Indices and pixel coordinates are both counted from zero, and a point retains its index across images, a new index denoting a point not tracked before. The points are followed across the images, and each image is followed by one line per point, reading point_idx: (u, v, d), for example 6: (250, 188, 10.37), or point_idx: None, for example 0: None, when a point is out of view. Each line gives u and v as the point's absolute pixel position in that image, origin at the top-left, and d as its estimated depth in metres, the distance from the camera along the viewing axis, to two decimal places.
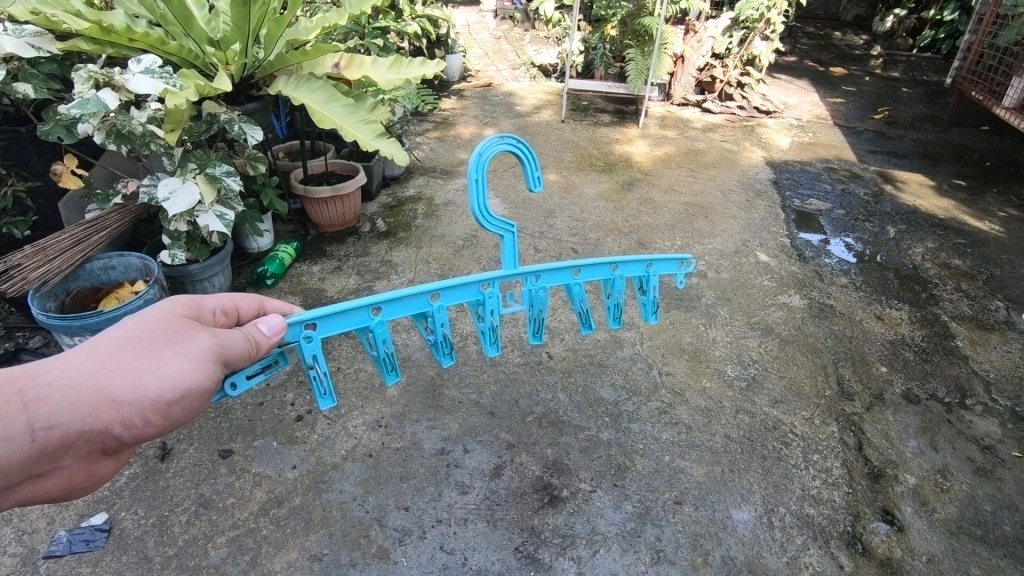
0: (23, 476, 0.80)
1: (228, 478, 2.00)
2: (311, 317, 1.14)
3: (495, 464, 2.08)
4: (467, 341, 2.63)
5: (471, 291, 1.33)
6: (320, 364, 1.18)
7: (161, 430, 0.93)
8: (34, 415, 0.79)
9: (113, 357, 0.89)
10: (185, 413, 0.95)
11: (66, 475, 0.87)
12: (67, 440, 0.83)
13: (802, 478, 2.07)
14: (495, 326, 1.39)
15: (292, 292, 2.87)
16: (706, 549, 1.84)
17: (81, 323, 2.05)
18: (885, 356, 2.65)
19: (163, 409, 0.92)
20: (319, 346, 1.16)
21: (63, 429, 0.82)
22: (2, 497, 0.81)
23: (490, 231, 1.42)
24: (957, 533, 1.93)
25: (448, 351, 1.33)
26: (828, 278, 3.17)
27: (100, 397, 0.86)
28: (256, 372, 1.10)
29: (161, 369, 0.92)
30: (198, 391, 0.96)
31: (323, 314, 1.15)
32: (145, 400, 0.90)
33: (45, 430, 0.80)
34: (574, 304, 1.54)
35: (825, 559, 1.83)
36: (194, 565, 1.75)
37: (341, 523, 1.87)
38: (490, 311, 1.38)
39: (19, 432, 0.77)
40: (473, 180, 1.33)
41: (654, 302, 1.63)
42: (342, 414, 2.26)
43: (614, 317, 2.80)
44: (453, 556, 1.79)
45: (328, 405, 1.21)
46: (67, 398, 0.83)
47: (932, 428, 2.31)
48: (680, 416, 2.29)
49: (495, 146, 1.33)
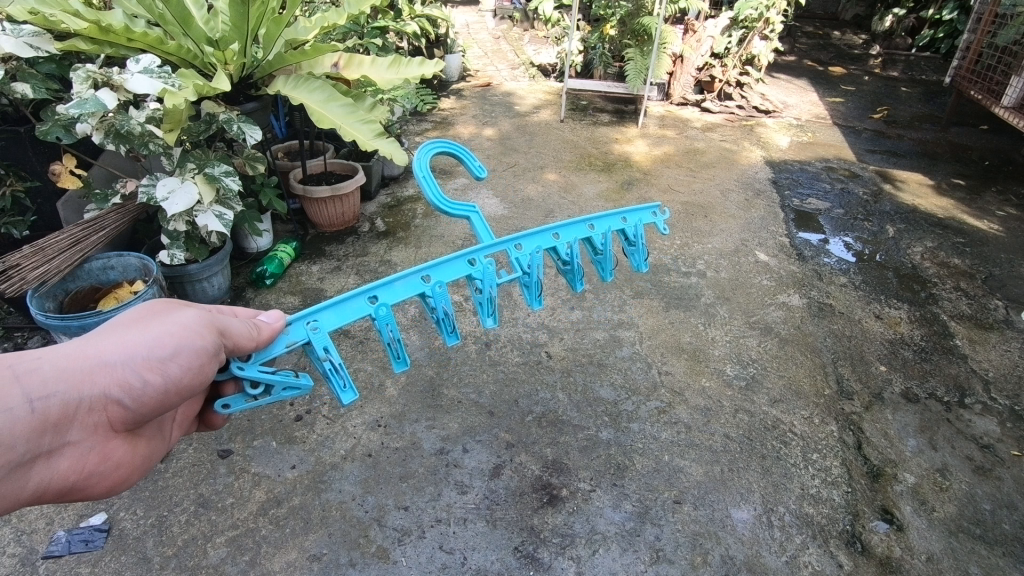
0: (35, 443, 0.94)
1: (227, 478, 2.00)
2: (310, 311, 1.15)
3: (495, 463, 2.08)
4: (467, 340, 2.63)
5: (459, 266, 1.33)
6: (332, 356, 1.13)
7: (161, 388, 1.04)
8: (30, 387, 0.92)
9: (106, 332, 1.02)
10: (182, 369, 1.04)
11: (81, 442, 1.01)
12: (68, 406, 0.96)
13: (801, 477, 2.07)
14: (496, 295, 1.34)
15: (292, 291, 2.87)
16: (705, 548, 1.84)
17: (81, 324, 2.05)
18: (885, 355, 2.65)
19: (157, 367, 1.02)
20: (328, 336, 1.13)
21: (59, 396, 0.95)
22: (25, 467, 0.95)
23: (457, 216, 1.59)
24: (956, 532, 1.93)
25: (451, 327, 1.28)
26: (827, 277, 3.17)
27: (94, 364, 0.98)
28: (270, 369, 1.11)
29: (149, 334, 1.03)
30: (189, 348, 1.04)
31: (320, 307, 1.16)
32: (136, 360, 1.01)
33: (41, 399, 0.93)
34: (570, 264, 1.54)
35: (824, 558, 1.83)
36: (194, 565, 1.75)
37: (340, 523, 1.87)
38: (486, 282, 1.34)
39: (18, 402, 0.90)
40: (422, 175, 1.55)
41: (641, 250, 1.64)
42: (341, 414, 2.25)
43: (613, 317, 2.80)
44: (452, 556, 1.79)
45: (350, 399, 1.13)
46: (60, 368, 0.95)
47: (931, 427, 2.31)
48: (680, 416, 2.29)
49: (432, 147, 1.59)
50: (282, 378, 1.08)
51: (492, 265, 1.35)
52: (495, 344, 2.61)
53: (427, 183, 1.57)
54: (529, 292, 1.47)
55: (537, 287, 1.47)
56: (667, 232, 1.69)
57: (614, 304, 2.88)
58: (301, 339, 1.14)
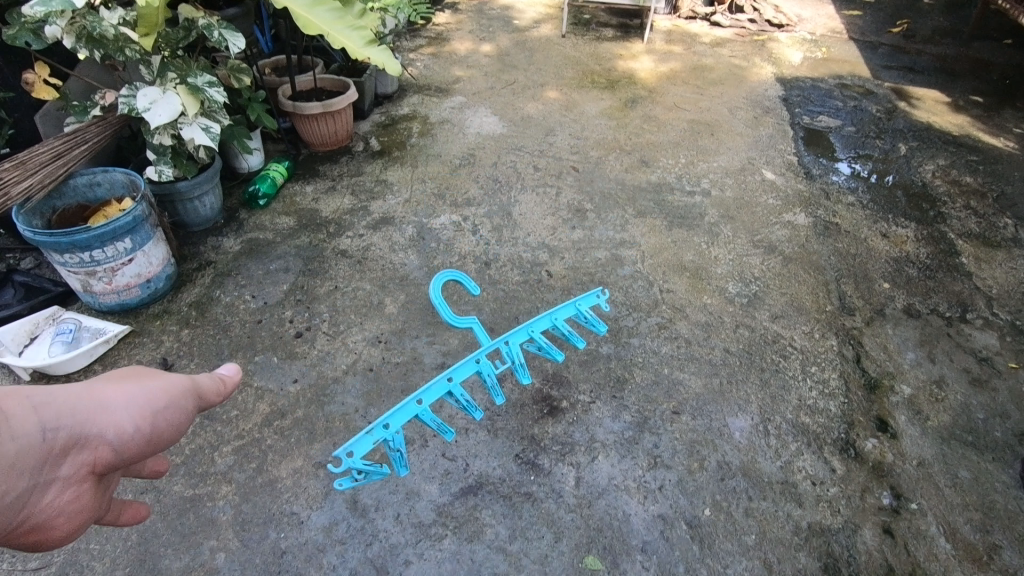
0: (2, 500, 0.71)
1: (231, 391, 2.03)
2: (384, 417, 1.30)
3: (496, 377, 2.10)
4: (465, 260, 2.59)
5: (469, 364, 1.51)
6: (401, 445, 1.33)
7: (140, 447, 0.85)
8: (41, 415, 0.74)
9: (108, 368, 0.86)
10: (168, 426, 0.87)
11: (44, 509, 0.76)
12: (57, 451, 0.76)
13: (799, 388, 2.09)
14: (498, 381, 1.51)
15: (287, 212, 2.82)
16: (702, 455, 1.88)
17: (70, 241, 2.01)
18: (889, 272, 2.62)
19: (149, 417, 0.85)
20: (400, 431, 1.32)
21: (64, 432, 0.76)
22: None
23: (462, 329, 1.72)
24: (948, 439, 1.96)
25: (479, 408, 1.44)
26: (835, 196, 3.09)
27: (94, 406, 0.80)
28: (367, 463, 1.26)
29: (154, 377, 0.87)
30: (192, 396, 0.89)
31: (389, 412, 1.32)
32: (136, 407, 0.84)
33: (43, 428, 0.74)
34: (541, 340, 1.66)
35: (817, 462, 1.87)
36: (203, 471, 1.80)
37: (344, 432, 1.91)
38: (489, 371, 1.52)
39: (30, 431, 0.73)
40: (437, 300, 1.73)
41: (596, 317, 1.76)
42: (341, 331, 2.25)
43: (615, 236, 2.74)
44: (454, 463, 1.84)
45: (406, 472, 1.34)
46: (67, 396, 0.78)
47: (931, 341, 2.31)
48: (680, 331, 2.29)
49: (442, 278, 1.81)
50: (373, 469, 1.26)
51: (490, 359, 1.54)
52: (495, 263, 2.58)
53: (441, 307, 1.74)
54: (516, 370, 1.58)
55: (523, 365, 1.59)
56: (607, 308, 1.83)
57: (615, 223, 2.82)
58: (373, 440, 1.28)
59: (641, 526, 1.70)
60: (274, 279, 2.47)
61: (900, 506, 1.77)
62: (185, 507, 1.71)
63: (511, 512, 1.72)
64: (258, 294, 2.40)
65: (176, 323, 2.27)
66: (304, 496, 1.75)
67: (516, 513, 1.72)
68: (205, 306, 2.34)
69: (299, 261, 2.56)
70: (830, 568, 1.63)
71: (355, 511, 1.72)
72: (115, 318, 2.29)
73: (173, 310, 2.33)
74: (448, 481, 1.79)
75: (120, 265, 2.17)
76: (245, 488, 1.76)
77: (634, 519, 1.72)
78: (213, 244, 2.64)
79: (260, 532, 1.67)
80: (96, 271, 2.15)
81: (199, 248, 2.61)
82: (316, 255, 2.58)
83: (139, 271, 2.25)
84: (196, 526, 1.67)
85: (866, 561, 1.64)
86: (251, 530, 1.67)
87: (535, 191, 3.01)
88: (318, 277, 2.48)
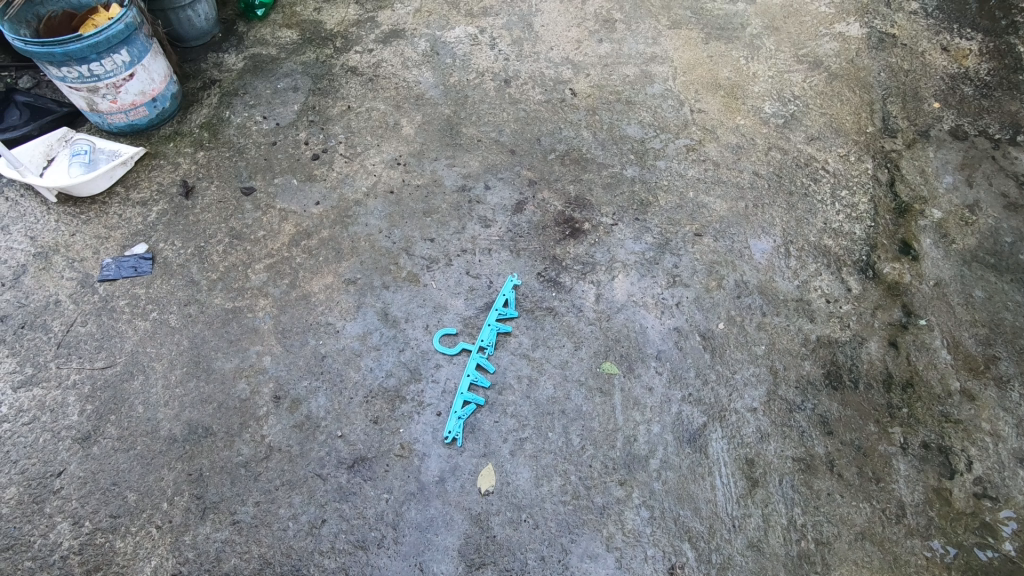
0: None
1: (256, 213, 2.04)
2: (448, 423, 1.65)
3: (517, 200, 2.07)
4: (483, 78, 2.42)
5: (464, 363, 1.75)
6: (465, 405, 1.67)
7: None
8: None
9: None
10: None
11: None
12: None
13: (826, 212, 2.05)
14: (485, 359, 1.74)
15: (288, 25, 2.61)
16: (721, 275, 1.91)
17: (64, 51, 1.88)
18: (942, 91, 2.36)
19: None
20: (461, 415, 1.66)
21: None
22: None
23: (458, 331, 1.81)
24: (970, 262, 1.93)
25: (484, 385, 1.71)
26: (897, 1, 2.68)
27: None
28: (460, 423, 1.65)
29: None
30: None
31: (450, 416, 1.66)
32: None
33: None
34: (496, 313, 1.82)
35: (834, 282, 1.90)
36: (239, 286, 1.89)
37: (370, 252, 1.95)
38: (477, 361, 1.74)
39: None
40: (435, 343, 1.79)
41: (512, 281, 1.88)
42: (358, 153, 2.19)
43: (645, 50, 2.51)
44: (479, 280, 1.90)
45: (484, 403, 1.69)
46: None
47: (972, 165, 2.14)
48: (709, 153, 2.20)
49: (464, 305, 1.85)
50: (463, 420, 1.65)
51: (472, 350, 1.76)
52: (514, 81, 2.41)
53: (440, 346, 1.78)
54: (509, 310, 1.83)
55: (496, 335, 1.79)
56: (519, 275, 1.91)
57: (646, 35, 2.57)
58: (459, 428, 1.64)
59: (657, 337, 1.80)
60: (283, 98, 2.36)
61: (908, 322, 1.81)
62: (228, 318, 1.83)
63: (503, 316, 1.83)
64: (269, 114, 2.31)
65: (190, 144, 2.23)
66: (337, 308, 1.85)
67: (507, 317, 1.83)
68: (217, 128, 2.27)
69: (308, 79, 2.42)
70: (832, 374, 1.73)
71: (386, 322, 1.82)
72: (128, 140, 2.25)
73: (184, 131, 2.26)
74: (473, 296, 1.87)
75: (121, 80, 2.06)
76: (281, 301, 1.86)
77: (650, 331, 1.81)
78: (215, 61, 2.48)
79: (300, 339, 1.79)
80: (98, 89, 2.05)
81: (200, 66, 2.47)
82: (325, 73, 2.43)
83: (142, 88, 2.14)
84: (240, 333, 1.80)
85: (867, 368, 1.74)
86: (291, 337, 1.80)
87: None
88: (329, 97, 2.36)
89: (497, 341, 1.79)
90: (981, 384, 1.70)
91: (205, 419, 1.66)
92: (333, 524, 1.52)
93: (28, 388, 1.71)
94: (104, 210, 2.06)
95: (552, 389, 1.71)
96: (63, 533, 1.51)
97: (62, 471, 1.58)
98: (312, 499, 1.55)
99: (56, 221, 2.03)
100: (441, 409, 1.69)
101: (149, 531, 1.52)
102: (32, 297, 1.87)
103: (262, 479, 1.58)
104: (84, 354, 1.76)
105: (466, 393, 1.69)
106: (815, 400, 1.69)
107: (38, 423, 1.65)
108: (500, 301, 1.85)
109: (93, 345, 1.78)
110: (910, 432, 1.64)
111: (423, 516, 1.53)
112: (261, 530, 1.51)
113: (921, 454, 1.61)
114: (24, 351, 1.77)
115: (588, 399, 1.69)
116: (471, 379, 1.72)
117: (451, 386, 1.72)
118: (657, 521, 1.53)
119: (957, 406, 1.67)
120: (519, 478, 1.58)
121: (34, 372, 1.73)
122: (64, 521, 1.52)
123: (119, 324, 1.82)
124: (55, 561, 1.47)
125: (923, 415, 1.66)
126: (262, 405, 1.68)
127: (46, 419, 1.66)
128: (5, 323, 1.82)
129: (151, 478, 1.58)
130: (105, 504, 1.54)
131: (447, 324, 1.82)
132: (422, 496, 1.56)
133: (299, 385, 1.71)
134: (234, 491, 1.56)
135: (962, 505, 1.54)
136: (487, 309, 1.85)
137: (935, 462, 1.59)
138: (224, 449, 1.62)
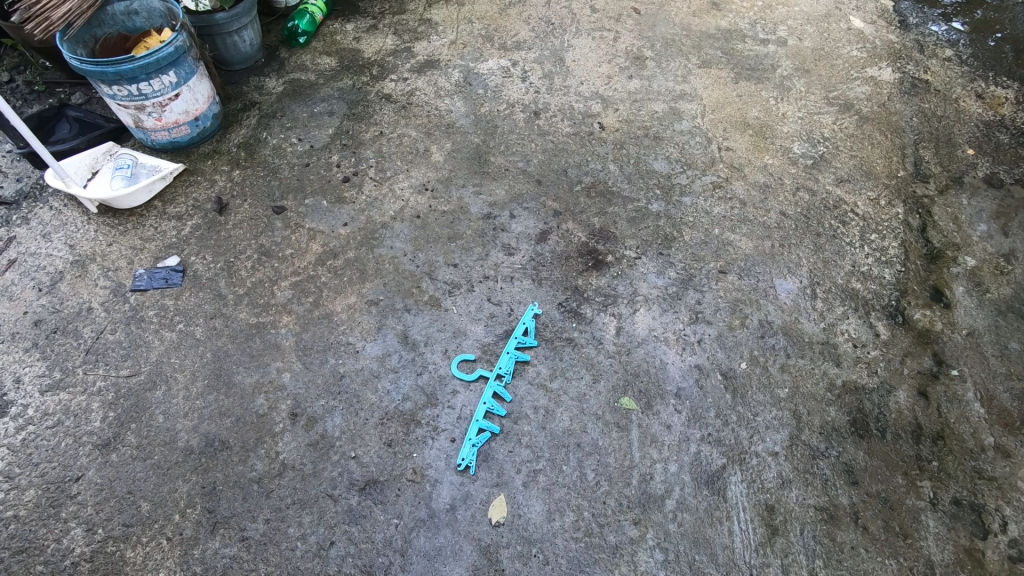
0: None
1: (285, 231, 2.09)
2: (462, 451, 1.64)
3: (541, 229, 2.09)
4: (513, 109, 2.47)
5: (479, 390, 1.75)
6: (479, 434, 1.66)
7: None
8: None
9: None
10: None
11: None
12: None
13: (854, 255, 2.02)
14: (500, 388, 1.73)
15: (327, 52, 2.71)
16: (745, 313, 1.89)
17: (117, 71, 1.98)
18: (977, 138, 2.33)
19: None
20: (475, 443, 1.64)
21: None
22: None
23: (475, 359, 1.81)
24: (1005, 312, 1.87)
25: (499, 413, 1.70)
26: (930, 48, 2.67)
27: None
28: (473, 451, 1.64)
29: None
30: None
31: (464, 444, 1.65)
32: None
33: None
34: (513, 342, 1.82)
35: (862, 326, 1.86)
36: (264, 302, 1.92)
37: (394, 274, 1.98)
38: (492, 389, 1.73)
39: None
40: (454, 368, 1.79)
41: (532, 313, 1.88)
42: (388, 177, 2.24)
43: (674, 88, 2.54)
44: (499, 308, 1.90)
45: (496, 431, 1.67)
46: None
47: (1008, 213, 2.09)
48: (735, 191, 2.20)
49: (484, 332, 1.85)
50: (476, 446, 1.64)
51: (489, 378, 1.75)
52: (544, 113, 2.45)
53: (459, 373, 1.78)
54: (528, 339, 1.82)
55: (513, 364, 1.78)
56: (539, 306, 1.90)
57: (676, 73, 2.60)
58: (472, 457, 1.63)
59: (677, 373, 1.77)
60: (319, 122, 2.43)
61: (940, 371, 1.76)
62: (252, 332, 1.86)
63: (521, 345, 1.82)
64: (303, 137, 2.38)
65: (226, 162, 2.30)
66: (358, 328, 1.87)
67: (525, 346, 1.83)
68: (253, 147, 2.35)
69: (343, 104, 2.49)
70: (858, 422, 1.68)
71: (405, 344, 1.83)
72: (169, 156, 2.33)
73: (223, 150, 2.35)
74: (493, 323, 1.88)
75: (167, 100, 2.15)
76: (303, 319, 1.89)
77: (670, 367, 1.78)
78: (256, 85, 2.58)
79: (320, 357, 1.81)
80: (145, 107, 2.14)
81: (242, 88, 2.57)
82: (360, 99, 2.51)
83: (186, 107, 2.23)
84: (262, 349, 1.83)
85: (895, 418, 1.69)
86: (311, 355, 1.81)
87: (591, 36, 2.76)
88: (362, 122, 2.42)
89: (513, 371, 1.78)
90: (1017, 441, 1.63)
91: (222, 433, 1.68)
92: (340, 547, 1.51)
93: (55, 391, 1.74)
94: (141, 222, 2.13)
95: (568, 421, 1.69)
96: (76, 539, 1.52)
97: (80, 477, 1.61)
98: (321, 519, 1.54)
99: (95, 231, 2.10)
100: (455, 435, 1.67)
101: (159, 543, 1.52)
102: (66, 304, 1.92)
103: (273, 496, 1.58)
104: (111, 361, 1.80)
105: (481, 421, 1.68)
106: (840, 447, 1.64)
107: (62, 427, 1.68)
108: (519, 329, 1.84)
109: (120, 353, 1.82)
110: (940, 486, 1.58)
111: (432, 544, 1.51)
112: (269, 548, 1.51)
113: (952, 511, 1.54)
114: (54, 355, 1.81)
115: (604, 433, 1.67)
116: (486, 407, 1.71)
117: (466, 413, 1.71)
118: (672, 565, 1.48)
119: (991, 463, 1.60)
120: (531, 511, 1.55)
121: (61, 376, 1.77)
122: (77, 527, 1.53)
123: (146, 334, 1.86)
124: (65, 566, 1.48)
125: (953, 470, 1.60)
126: (279, 422, 1.69)
127: (69, 424, 1.69)
128: (38, 328, 1.87)
129: (166, 489, 1.59)
130: (119, 512, 1.56)
131: (468, 351, 1.82)
132: (432, 523, 1.54)
133: (316, 404, 1.72)
134: (245, 507, 1.56)
135: (996, 568, 1.46)
136: (504, 337, 1.85)
137: (966, 521, 1.52)
138: (238, 463, 1.63)
